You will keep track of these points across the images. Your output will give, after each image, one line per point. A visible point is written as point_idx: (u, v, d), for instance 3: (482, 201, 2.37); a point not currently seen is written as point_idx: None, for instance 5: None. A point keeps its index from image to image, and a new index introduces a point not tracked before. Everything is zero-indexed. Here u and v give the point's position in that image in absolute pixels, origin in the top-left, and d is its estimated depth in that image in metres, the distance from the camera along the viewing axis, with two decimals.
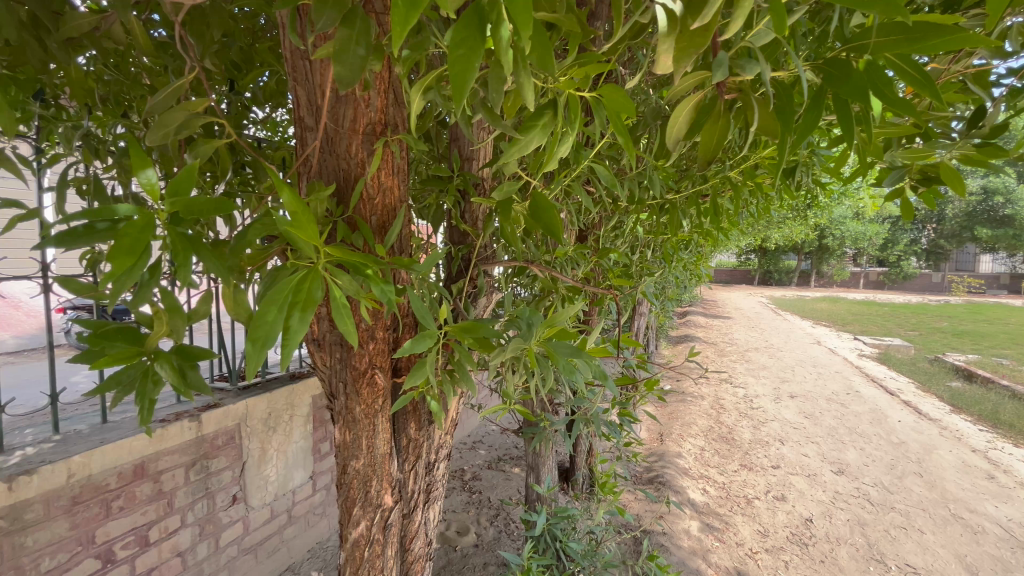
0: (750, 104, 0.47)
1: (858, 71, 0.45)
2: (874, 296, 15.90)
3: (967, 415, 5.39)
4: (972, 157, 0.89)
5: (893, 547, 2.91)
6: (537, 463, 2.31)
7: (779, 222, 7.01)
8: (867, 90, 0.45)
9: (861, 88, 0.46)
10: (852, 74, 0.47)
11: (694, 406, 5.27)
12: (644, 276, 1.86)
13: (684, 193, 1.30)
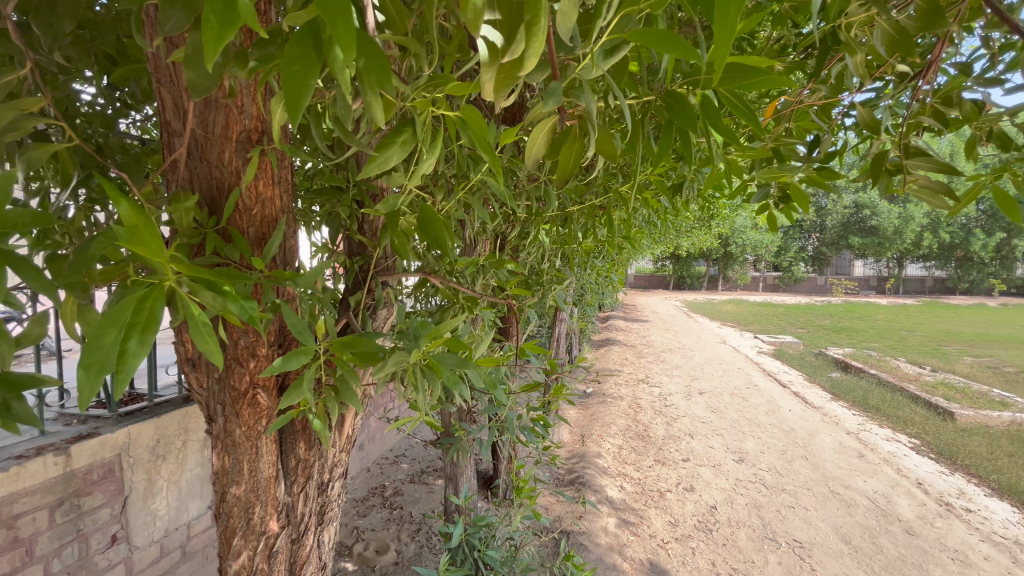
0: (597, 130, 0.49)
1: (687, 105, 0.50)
2: (770, 299, 17.59)
3: (843, 402, 6.12)
4: (814, 179, 1.02)
5: (783, 525, 3.22)
6: (455, 474, 2.30)
7: (687, 231, 7.56)
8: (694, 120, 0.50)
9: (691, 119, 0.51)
10: (686, 107, 0.52)
11: (613, 407, 5.52)
12: (555, 285, 1.92)
13: (580, 206, 1.38)
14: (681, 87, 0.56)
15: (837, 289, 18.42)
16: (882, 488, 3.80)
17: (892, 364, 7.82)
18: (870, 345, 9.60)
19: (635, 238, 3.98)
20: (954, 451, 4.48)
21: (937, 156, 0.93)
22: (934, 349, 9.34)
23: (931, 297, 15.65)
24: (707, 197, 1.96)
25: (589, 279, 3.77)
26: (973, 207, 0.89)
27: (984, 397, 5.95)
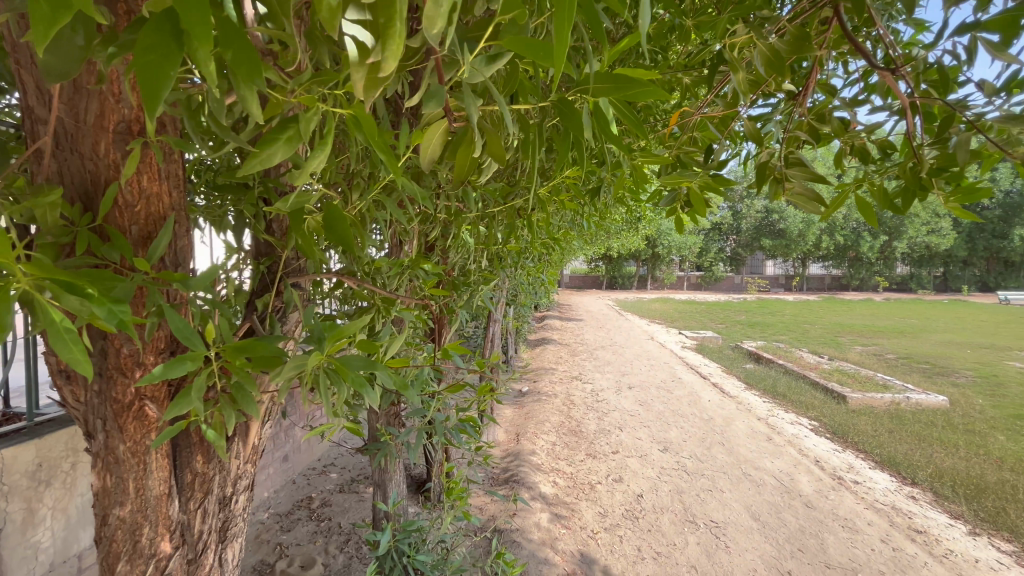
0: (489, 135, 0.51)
1: (573, 115, 0.54)
2: (693, 297, 18.77)
3: (755, 390, 6.65)
4: (711, 185, 1.12)
5: (702, 508, 3.44)
6: (383, 480, 2.24)
7: (616, 232, 7.90)
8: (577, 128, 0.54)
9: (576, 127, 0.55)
10: (572, 115, 0.56)
11: (547, 405, 5.65)
12: (482, 285, 1.94)
13: (499, 207, 1.40)
14: (573, 95, 0.60)
15: (751, 287, 19.99)
16: (787, 467, 4.17)
17: (796, 354, 8.61)
18: (779, 338, 10.52)
19: (564, 239, 4.10)
20: (846, 430, 5.01)
21: (810, 168, 1.05)
22: (831, 340, 10.40)
23: (829, 293, 17.42)
24: (625, 202, 2.07)
25: (521, 279, 3.84)
26: (838, 215, 1.02)
27: (870, 382, 6.71)
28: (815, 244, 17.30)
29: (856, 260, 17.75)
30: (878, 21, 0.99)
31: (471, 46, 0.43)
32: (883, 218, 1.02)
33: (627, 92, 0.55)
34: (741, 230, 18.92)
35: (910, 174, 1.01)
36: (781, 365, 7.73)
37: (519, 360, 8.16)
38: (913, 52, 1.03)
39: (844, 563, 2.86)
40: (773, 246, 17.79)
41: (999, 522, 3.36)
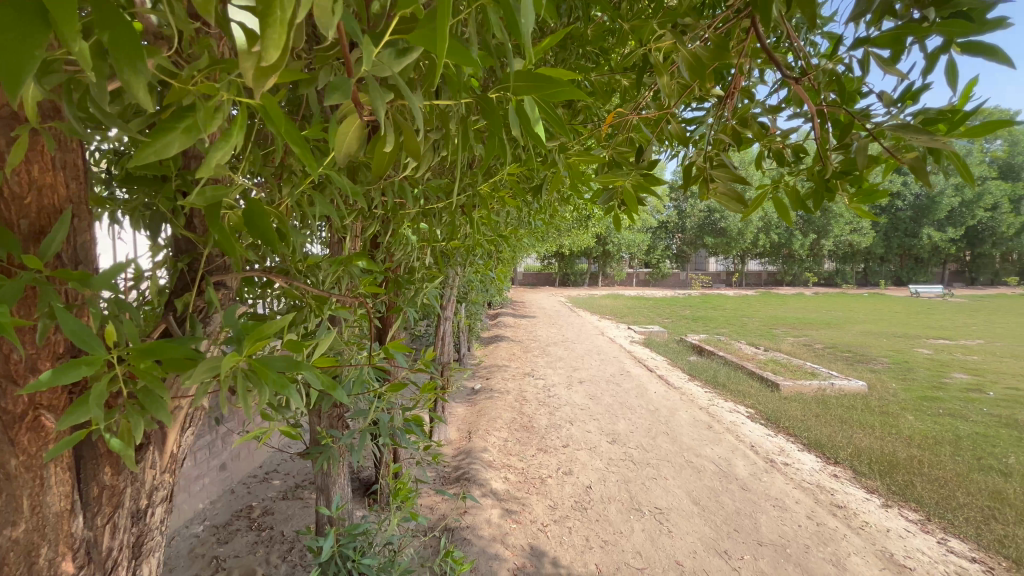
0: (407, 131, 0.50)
1: (491, 111, 0.57)
2: (642, 293, 19.40)
3: (698, 381, 6.98)
4: (642, 184, 1.16)
5: (647, 496, 3.57)
6: (327, 485, 2.18)
7: (566, 230, 8.05)
8: (494, 123, 0.57)
9: (495, 121, 0.58)
10: (492, 111, 0.58)
11: (500, 402, 5.68)
12: (427, 284, 1.92)
13: (440, 204, 1.39)
14: (497, 92, 0.61)
15: (695, 283, 20.91)
16: (725, 453, 4.40)
17: (735, 346, 9.09)
18: (720, 331, 11.07)
19: (514, 237, 4.14)
20: (778, 416, 5.34)
21: (732, 169, 1.11)
22: (767, 333, 11.05)
23: (766, 288, 18.50)
24: (569, 201, 2.11)
25: (472, 277, 3.84)
26: (757, 213, 1.09)
27: (800, 371, 7.18)
28: (752, 242, 18.28)
29: (789, 257, 18.95)
30: (791, 32, 1.07)
31: (384, 38, 0.43)
32: (797, 217, 1.10)
33: (547, 91, 0.56)
34: (686, 228, 19.75)
35: (819, 176, 1.09)
36: (721, 356, 8.14)
37: (473, 358, 8.16)
38: (822, 62, 1.11)
39: (774, 540, 3.04)
40: (715, 244, 18.69)
41: (908, 494, 3.68)
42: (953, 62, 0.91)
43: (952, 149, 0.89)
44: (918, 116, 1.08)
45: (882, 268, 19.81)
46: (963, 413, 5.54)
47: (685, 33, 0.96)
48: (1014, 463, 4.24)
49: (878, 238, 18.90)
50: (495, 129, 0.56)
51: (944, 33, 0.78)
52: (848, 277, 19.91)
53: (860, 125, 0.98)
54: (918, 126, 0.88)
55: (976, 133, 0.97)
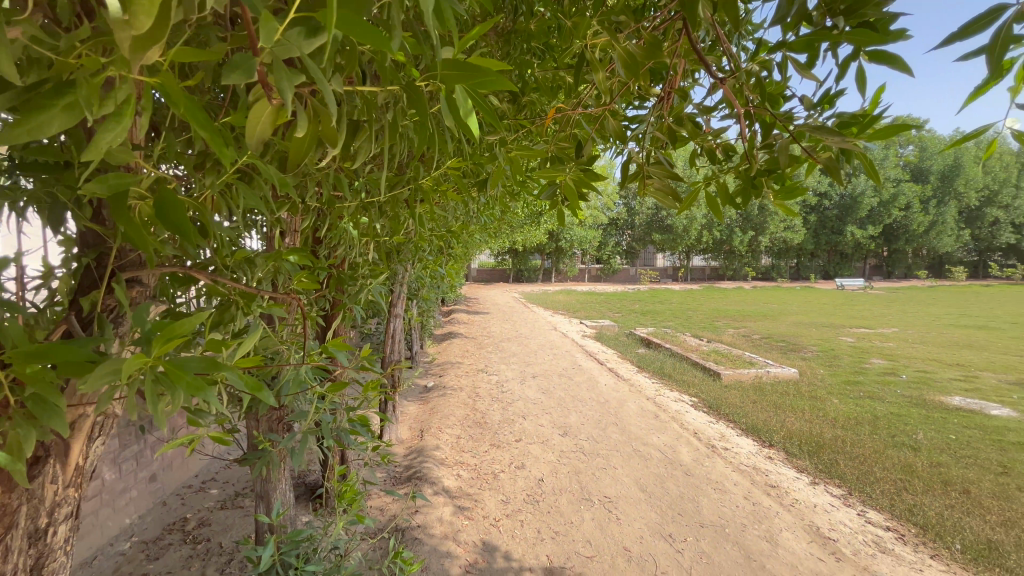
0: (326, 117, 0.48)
1: (419, 98, 0.56)
2: (593, 288, 19.84)
3: (646, 372, 7.23)
4: (583, 179, 1.19)
5: (596, 486, 3.66)
6: (266, 492, 2.08)
7: (518, 226, 8.09)
8: (422, 111, 0.56)
9: (424, 110, 0.57)
10: (420, 98, 0.57)
11: (453, 399, 5.65)
12: (371, 280, 1.87)
13: (381, 198, 1.34)
14: (426, 80, 0.60)
15: (644, 278, 21.59)
16: (671, 440, 4.58)
17: (681, 339, 9.48)
18: (666, 324, 11.50)
19: (465, 234, 4.11)
20: (719, 404, 5.63)
21: (667, 167, 1.16)
22: (709, 325, 11.59)
23: (709, 283, 19.40)
24: (517, 196, 2.12)
25: (421, 274, 3.78)
26: (691, 209, 1.14)
27: (739, 360, 7.59)
28: (696, 238, 19.11)
29: (730, 253, 19.97)
30: (722, 36, 1.11)
31: (295, 15, 0.40)
32: (727, 212, 1.16)
33: (477, 78, 0.55)
34: (635, 225, 20.36)
35: (746, 174, 1.15)
36: (668, 348, 8.47)
37: (425, 356, 8.06)
38: (750, 67, 1.17)
39: (715, 521, 3.20)
40: (662, 241, 19.40)
41: (832, 471, 3.98)
42: (863, 70, 0.98)
43: (860, 150, 0.97)
44: (834, 119, 1.17)
45: (812, 262, 21.25)
46: (880, 395, 6.05)
47: (619, 31, 0.98)
48: (922, 439, 4.67)
49: (808, 235, 20.26)
50: (423, 116, 0.54)
51: (852, 42, 0.84)
52: (783, 271, 21.21)
53: (780, 126, 1.04)
54: (831, 128, 0.95)
55: (882, 136, 1.05)
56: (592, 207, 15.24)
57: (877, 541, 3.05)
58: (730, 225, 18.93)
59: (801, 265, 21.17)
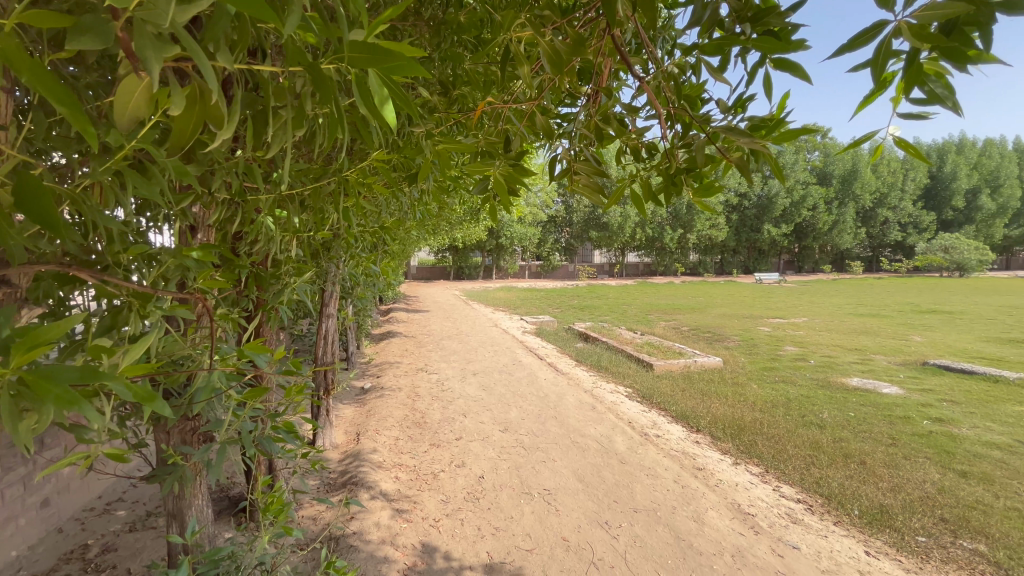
0: (203, 96, 0.46)
1: (321, 80, 0.53)
2: (533, 284, 20.06)
3: (584, 366, 7.41)
4: (511, 174, 1.19)
5: (536, 479, 3.70)
6: (179, 510, 1.91)
7: (457, 223, 8.01)
8: (324, 93, 0.53)
9: (327, 92, 0.54)
10: (321, 80, 0.54)
11: (391, 400, 5.51)
12: (296, 278, 1.77)
13: (304, 190, 1.27)
14: (332, 63, 0.57)
15: (582, 274, 22.17)
16: (607, 430, 4.74)
17: (617, 332, 9.83)
18: (603, 318, 11.88)
19: (400, 230, 4.00)
20: (652, 394, 5.88)
21: (594, 163, 1.18)
22: (643, 318, 12.11)
23: (642, 278, 20.27)
24: (452, 191, 2.09)
25: (355, 271, 3.64)
26: (617, 205, 1.17)
27: (670, 351, 7.99)
28: (630, 236, 19.86)
29: (661, 250, 20.94)
30: (644, 38, 1.15)
31: None
32: (650, 208, 1.21)
33: (386, 64, 0.54)
34: (573, 222, 20.82)
35: (667, 172, 1.21)
36: (604, 342, 8.74)
37: (362, 357, 7.80)
38: (670, 70, 1.22)
39: (648, 506, 3.34)
40: (599, 238, 20.02)
41: (752, 451, 4.29)
42: (770, 76, 1.05)
43: (767, 151, 1.04)
44: (746, 122, 1.24)
45: (735, 258, 22.80)
46: (793, 379, 6.59)
47: (543, 27, 0.98)
48: (827, 417, 5.15)
49: (730, 232, 21.68)
50: (323, 98, 0.52)
51: (759, 48, 0.90)
52: (709, 266, 22.59)
53: (697, 127, 1.09)
54: (742, 129, 1.01)
55: (786, 139, 1.14)
56: (531, 204, 15.40)
57: (790, 513, 3.32)
58: (661, 222, 19.88)
59: (725, 261, 22.65)
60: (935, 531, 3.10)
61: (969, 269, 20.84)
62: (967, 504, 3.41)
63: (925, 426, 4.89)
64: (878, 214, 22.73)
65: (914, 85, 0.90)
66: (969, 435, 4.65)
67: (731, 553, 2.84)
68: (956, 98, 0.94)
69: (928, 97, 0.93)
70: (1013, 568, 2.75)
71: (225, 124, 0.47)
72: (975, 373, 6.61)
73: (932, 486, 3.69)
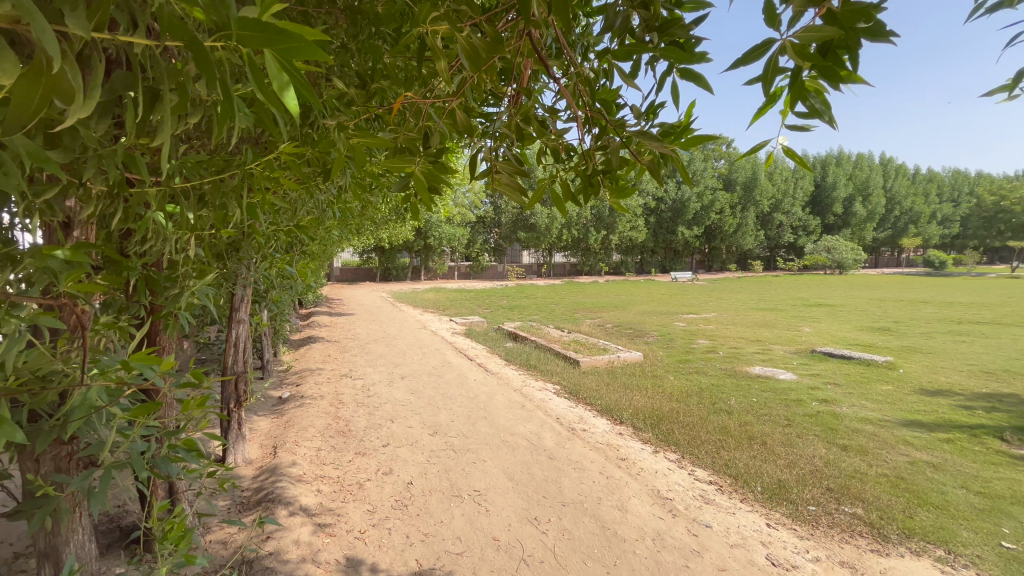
0: (40, 65, 0.43)
1: (204, 58, 0.48)
2: (463, 285, 19.92)
3: (514, 365, 7.48)
4: (432, 171, 1.16)
5: (466, 480, 3.67)
6: (54, 547, 1.67)
7: (382, 222, 7.75)
8: (209, 72, 0.49)
9: (210, 70, 0.49)
10: (204, 56, 0.49)
11: (312, 408, 5.20)
12: (198, 280, 1.61)
13: (201, 183, 1.16)
14: (219, 39, 0.53)
15: (511, 274, 22.40)
16: (536, 428, 4.81)
17: (545, 331, 10.03)
18: (532, 318, 12.09)
19: (319, 230, 3.79)
20: (579, 389, 6.07)
21: (515, 164, 1.19)
22: (570, 317, 12.46)
23: (569, 278, 20.88)
24: (374, 189, 2.01)
25: (269, 273, 3.39)
26: (538, 204, 1.19)
27: (595, 348, 8.30)
28: (557, 237, 20.38)
29: (586, 251, 21.70)
30: (560, 39, 1.17)
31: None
32: (570, 207, 1.23)
33: (282, 44, 0.50)
34: (501, 223, 20.98)
35: (585, 173, 1.26)
36: (533, 341, 8.89)
37: (279, 365, 7.30)
38: (587, 74, 1.26)
39: (575, 499, 3.43)
40: (527, 238, 20.36)
41: (670, 439, 4.56)
42: (677, 84, 1.12)
43: (676, 155, 1.10)
44: (658, 129, 1.31)
45: (653, 258, 24.18)
46: (705, 370, 7.10)
47: (459, 22, 0.96)
48: (734, 404, 5.60)
49: (649, 234, 22.97)
50: (206, 78, 0.47)
51: (665, 56, 0.95)
52: (630, 266, 23.78)
53: (611, 131, 1.14)
54: (653, 134, 1.06)
55: (693, 146, 1.22)
56: (459, 205, 15.30)
57: (703, 494, 3.57)
58: (585, 223, 20.61)
59: (645, 260, 23.95)
60: (822, 501, 3.48)
61: (847, 267, 23.74)
62: (847, 474, 3.87)
63: (815, 407, 5.49)
64: (774, 218, 25.22)
65: (798, 100, 1.00)
66: (849, 413, 5.28)
67: (651, 536, 2.99)
68: (832, 114, 1.05)
69: (810, 111, 1.03)
70: (883, 526, 3.16)
71: (60, 97, 0.45)
72: (853, 358, 7.53)
73: (820, 460, 4.14)
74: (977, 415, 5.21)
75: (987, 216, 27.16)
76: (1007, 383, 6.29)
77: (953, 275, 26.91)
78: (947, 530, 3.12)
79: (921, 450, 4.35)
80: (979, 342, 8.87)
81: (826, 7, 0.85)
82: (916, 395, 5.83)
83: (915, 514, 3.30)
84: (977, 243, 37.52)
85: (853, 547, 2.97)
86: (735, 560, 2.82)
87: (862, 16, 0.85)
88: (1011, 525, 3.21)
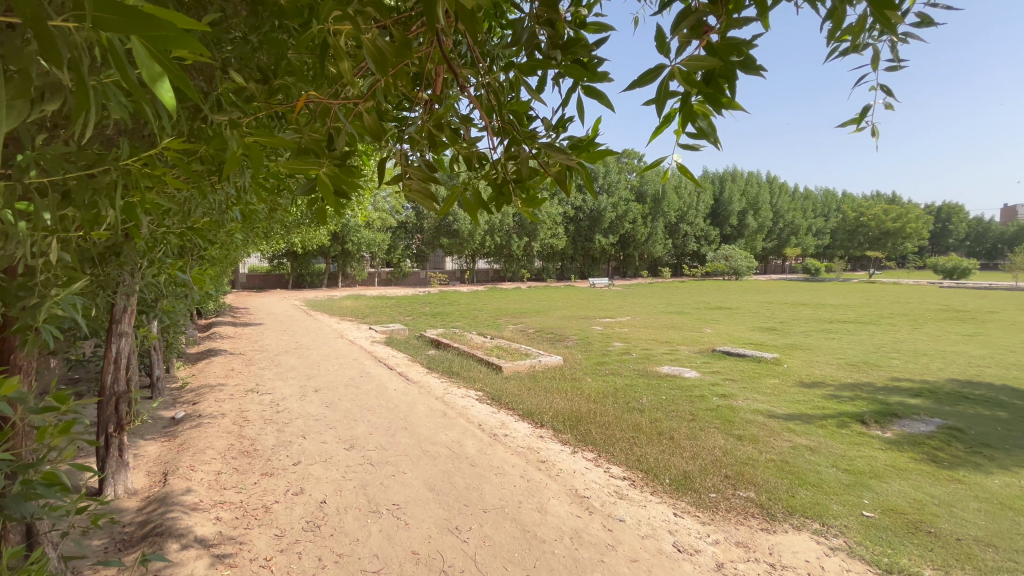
0: None
1: (46, 41, 0.44)
2: (383, 292, 19.29)
3: (436, 373, 7.36)
4: (339, 176, 1.12)
5: (384, 494, 3.54)
6: None
7: (293, 225, 7.30)
8: (53, 54, 0.44)
9: (55, 53, 0.45)
10: (46, 35, 0.44)
11: (212, 428, 4.74)
12: (66, 291, 1.41)
13: (66, 179, 1.02)
14: (74, 25, 0.49)
15: (434, 280, 22.05)
16: (457, 435, 4.77)
17: (468, 337, 9.99)
18: (455, 325, 11.99)
19: (219, 234, 3.49)
20: (500, 395, 6.11)
21: (425, 171, 1.20)
22: (493, 323, 12.52)
23: (493, 285, 21.00)
24: (278, 190, 1.89)
25: (157, 280, 3.05)
26: (449, 211, 1.19)
27: (517, 353, 8.41)
28: (480, 243, 20.42)
29: (508, 257, 21.98)
30: (469, 48, 1.20)
31: None
32: (482, 215, 1.26)
33: (147, 31, 0.46)
34: (423, 229, 20.64)
35: (497, 182, 1.30)
36: (455, 348, 8.81)
37: (171, 382, 6.56)
38: (498, 85, 1.30)
39: (496, 504, 3.44)
40: (449, 244, 20.21)
41: (588, 439, 4.74)
42: (581, 100, 1.18)
43: (580, 167, 1.17)
44: (567, 142, 1.38)
45: (572, 264, 25.06)
46: (620, 371, 7.46)
47: (360, 23, 0.94)
48: (646, 403, 5.95)
49: (569, 241, 23.79)
50: (50, 60, 0.43)
51: (567, 74, 1.01)
52: (551, 272, 24.44)
53: (519, 142, 1.19)
54: (559, 146, 1.12)
55: (598, 159, 1.29)
56: (379, 209, 14.83)
57: (617, 490, 3.74)
58: (508, 230, 20.91)
59: (565, 266, 24.75)
60: (721, 487, 3.80)
61: (742, 274, 26.30)
62: (742, 461, 4.25)
63: (715, 402, 5.99)
64: (680, 228, 27.29)
65: (687, 122, 1.10)
66: (743, 405, 5.83)
67: (569, 535, 3.08)
68: (718, 136, 1.15)
69: (698, 132, 1.13)
70: (771, 507, 3.51)
71: None
72: (746, 356, 8.32)
73: (720, 450, 4.51)
74: (844, 403, 5.99)
75: (850, 229, 31.52)
76: (866, 374, 7.30)
77: (826, 280, 30.78)
78: (822, 505, 3.54)
79: (801, 436, 4.91)
80: (845, 339, 10.23)
81: (705, 40, 0.94)
82: (797, 387, 6.57)
83: (796, 493, 3.72)
84: (843, 253, 43.30)
85: (747, 528, 3.27)
86: (646, 550, 2.98)
87: (735, 50, 0.96)
88: (870, 496, 3.71)
